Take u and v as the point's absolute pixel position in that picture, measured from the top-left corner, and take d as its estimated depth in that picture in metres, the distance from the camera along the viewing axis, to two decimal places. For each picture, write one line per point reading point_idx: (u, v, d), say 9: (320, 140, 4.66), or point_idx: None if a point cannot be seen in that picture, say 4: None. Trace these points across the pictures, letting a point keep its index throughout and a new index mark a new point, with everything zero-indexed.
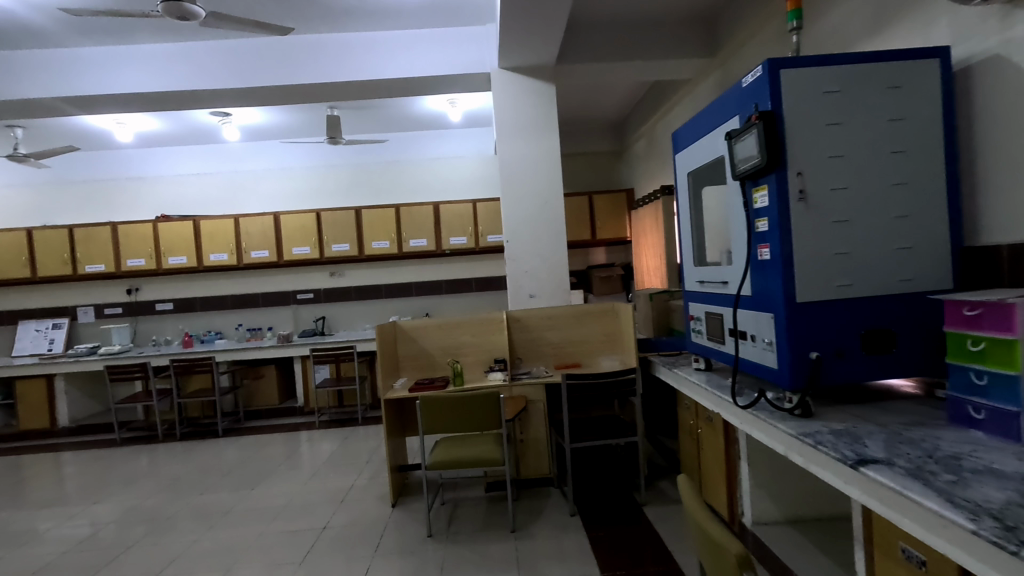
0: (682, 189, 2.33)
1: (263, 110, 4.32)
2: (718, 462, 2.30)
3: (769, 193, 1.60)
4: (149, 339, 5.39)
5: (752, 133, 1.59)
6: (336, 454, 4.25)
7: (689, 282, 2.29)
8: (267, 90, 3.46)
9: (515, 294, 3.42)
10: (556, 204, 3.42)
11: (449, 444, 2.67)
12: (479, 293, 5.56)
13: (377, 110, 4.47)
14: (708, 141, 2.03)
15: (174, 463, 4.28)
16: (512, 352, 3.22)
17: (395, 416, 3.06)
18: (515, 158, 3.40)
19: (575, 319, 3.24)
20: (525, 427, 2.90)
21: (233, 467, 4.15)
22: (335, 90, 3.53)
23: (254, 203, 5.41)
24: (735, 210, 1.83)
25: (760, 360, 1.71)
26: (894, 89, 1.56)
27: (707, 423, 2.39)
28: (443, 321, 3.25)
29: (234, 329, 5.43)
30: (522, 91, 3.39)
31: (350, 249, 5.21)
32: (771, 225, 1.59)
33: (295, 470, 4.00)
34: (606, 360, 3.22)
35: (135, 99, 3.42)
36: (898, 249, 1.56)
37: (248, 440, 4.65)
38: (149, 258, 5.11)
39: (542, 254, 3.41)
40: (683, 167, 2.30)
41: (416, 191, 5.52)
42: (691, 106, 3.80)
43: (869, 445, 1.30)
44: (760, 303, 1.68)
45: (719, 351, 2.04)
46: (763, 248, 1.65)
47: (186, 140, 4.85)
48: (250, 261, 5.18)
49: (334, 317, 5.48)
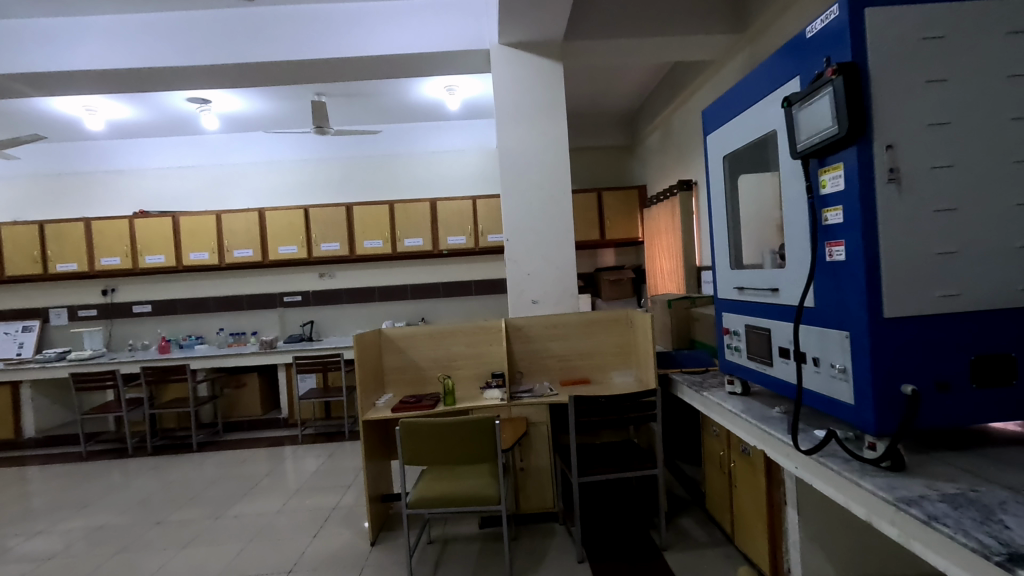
0: (714, 177, 1.95)
1: (242, 96, 3.97)
2: (757, 504, 1.92)
3: (845, 172, 1.21)
4: (125, 343, 5.04)
5: (825, 94, 1.21)
6: (320, 472, 3.87)
7: (723, 289, 1.90)
8: (243, 69, 3.10)
9: (516, 299, 3.03)
10: (562, 196, 3.03)
11: (437, 475, 2.28)
12: (479, 296, 5.18)
13: (369, 98, 4.13)
14: (752, 114, 1.66)
15: (144, 480, 3.90)
16: (512, 365, 2.85)
17: (377, 437, 2.68)
18: (516, 145, 3.02)
19: (584, 328, 2.86)
20: (526, 454, 2.52)
21: (208, 485, 3.77)
22: (316, 70, 3.17)
23: (239, 199, 5.06)
24: (789, 198, 1.45)
25: (828, 391, 1.32)
26: (1016, 35, 1.16)
27: (743, 457, 2.01)
28: (435, 329, 2.87)
29: (216, 334, 5.08)
30: (525, 69, 3.01)
31: (340, 249, 4.84)
32: (849, 216, 1.21)
33: (272, 490, 3.63)
34: (618, 375, 2.84)
35: (99, 78, 3.08)
36: (1019, 248, 1.17)
37: (227, 454, 4.27)
38: (124, 257, 4.76)
39: (547, 254, 3.02)
40: (716, 151, 1.91)
41: (413, 187, 5.15)
42: (714, 91, 3.41)
43: (1013, 528, 0.90)
44: (829, 316, 1.30)
45: (765, 374, 1.66)
46: (833, 247, 1.27)
47: (163, 130, 4.51)
48: (232, 260, 4.82)
49: (323, 322, 5.13)
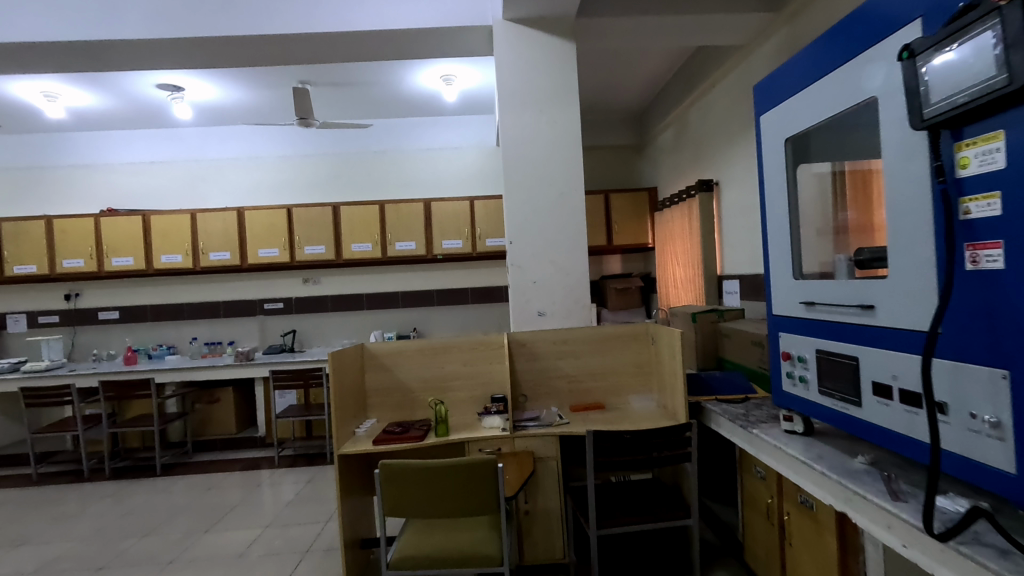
0: (770, 165, 1.58)
1: (218, 85, 3.62)
2: (825, 574, 1.54)
3: (1009, 142, 0.85)
4: (89, 353, 4.62)
5: (986, 31, 0.84)
6: (298, 500, 3.47)
7: (781, 304, 1.54)
8: (213, 46, 2.73)
9: (519, 311, 2.65)
10: (573, 192, 2.66)
11: (426, 528, 1.88)
12: (476, 305, 4.81)
13: (358, 88, 3.78)
14: (830, 81, 1.29)
15: (98, 507, 3.47)
16: (516, 388, 2.48)
17: (357, 472, 2.28)
18: (521, 134, 2.65)
19: (598, 345, 2.49)
20: (531, 494, 2.14)
21: (172, 514, 3.35)
22: (297, 50, 2.80)
23: (216, 197, 4.67)
24: (898, 186, 1.09)
25: (972, 452, 0.94)
26: None
27: (802, 510, 1.64)
28: (427, 345, 2.49)
29: (189, 344, 4.66)
30: (532, 49, 2.65)
31: (326, 252, 4.46)
32: (1016, 205, 0.85)
33: (241, 521, 3.22)
34: (637, 399, 2.47)
35: (49, 54, 2.71)
36: None
37: (196, 478, 3.85)
38: (88, 259, 4.36)
39: (555, 259, 2.65)
40: (773, 134, 1.55)
41: (407, 186, 4.78)
42: (741, 81, 3.06)
43: None
44: (976, 349, 0.93)
45: (851, 416, 1.28)
46: (983, 249, 0.91)
47: (131, 121, 4.12)
48: (207, 264, 4.42)
49: (306, 331, 4.72)
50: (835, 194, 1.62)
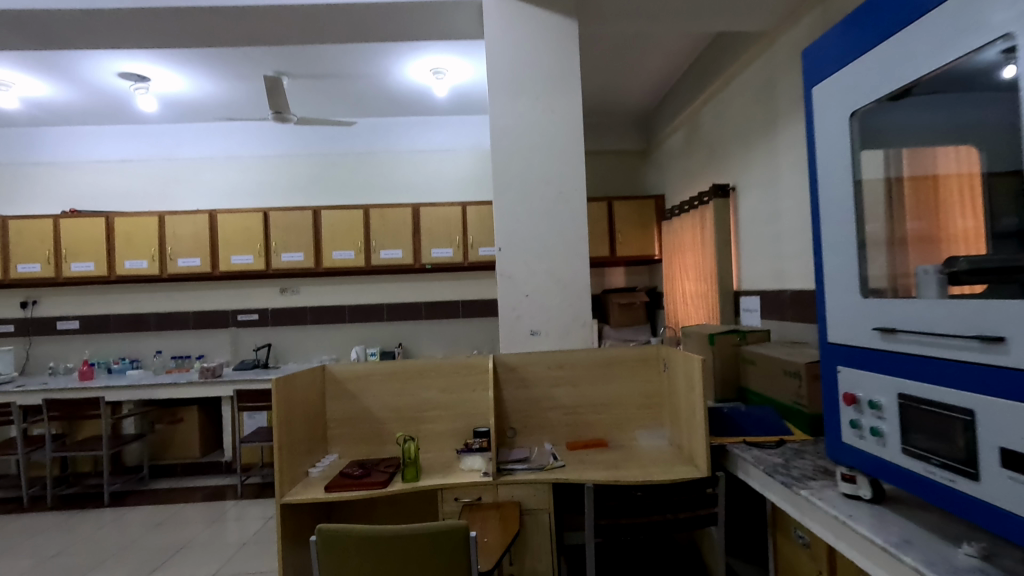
0: (827, 152, 1.23)
1: (183, 74, 3.29)
2: None
3: None
4: (45, 367, 4.25)
5: None
6: (259, 537, 3.07)
7: (842, 331, 1.17)
8: (163, 23, 2.39)
9: (509, 327, 2.29)
10: (572, 191, 2.31)
11: None
12: (467, 319, 4.44)
13: (342, 81, 3.47)
14: (928, 28, 0.95)
15: (33, 542, 3.07)
16: (503, 420, 2.11)
17: (309, 522, 1.89)
18: (514, 123, 2.30)
19: (600, 370, 2.12)
20: (518, 555, 1.75)
21: (116, 551, 2.95)
22: (261, 27, 2.46)
23: (189, 199, 4.33)
24: None
25: None
26: None
27: None
28: (400, 369, 2.13)
29: (153, 358, 4.29)
30: (529, 27, 2.32)
31: (304, 260, 4.09)
32: None
33: (191, 562, 2.82)
34: (645, 436, 2.09)
35: None
36: None
37: (150, 509, 3.45)
38: (46, 263, 4.00)
39: (551, 267, 2.29)
40: (832, 110, 1.20)
41: (395, 190, 4.43)
42: (762, 73, 2.74)
43: None
44: None
45: (959, 493, 0.91)
46: None
47: (92, 111, 3.78)
48: (176, 271, 4.06)
49: (282, 345, 4.35)
50: (890, 200, 1.21)
